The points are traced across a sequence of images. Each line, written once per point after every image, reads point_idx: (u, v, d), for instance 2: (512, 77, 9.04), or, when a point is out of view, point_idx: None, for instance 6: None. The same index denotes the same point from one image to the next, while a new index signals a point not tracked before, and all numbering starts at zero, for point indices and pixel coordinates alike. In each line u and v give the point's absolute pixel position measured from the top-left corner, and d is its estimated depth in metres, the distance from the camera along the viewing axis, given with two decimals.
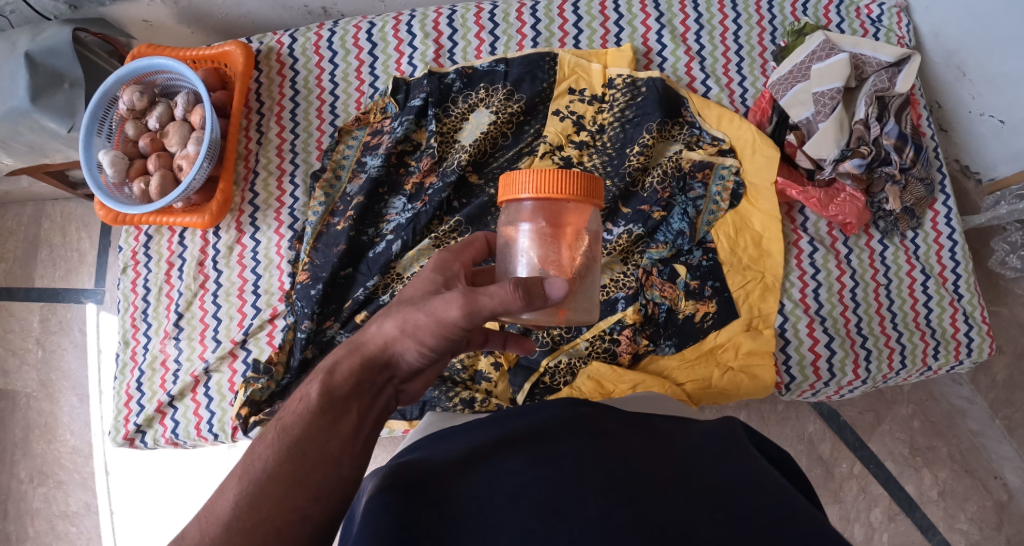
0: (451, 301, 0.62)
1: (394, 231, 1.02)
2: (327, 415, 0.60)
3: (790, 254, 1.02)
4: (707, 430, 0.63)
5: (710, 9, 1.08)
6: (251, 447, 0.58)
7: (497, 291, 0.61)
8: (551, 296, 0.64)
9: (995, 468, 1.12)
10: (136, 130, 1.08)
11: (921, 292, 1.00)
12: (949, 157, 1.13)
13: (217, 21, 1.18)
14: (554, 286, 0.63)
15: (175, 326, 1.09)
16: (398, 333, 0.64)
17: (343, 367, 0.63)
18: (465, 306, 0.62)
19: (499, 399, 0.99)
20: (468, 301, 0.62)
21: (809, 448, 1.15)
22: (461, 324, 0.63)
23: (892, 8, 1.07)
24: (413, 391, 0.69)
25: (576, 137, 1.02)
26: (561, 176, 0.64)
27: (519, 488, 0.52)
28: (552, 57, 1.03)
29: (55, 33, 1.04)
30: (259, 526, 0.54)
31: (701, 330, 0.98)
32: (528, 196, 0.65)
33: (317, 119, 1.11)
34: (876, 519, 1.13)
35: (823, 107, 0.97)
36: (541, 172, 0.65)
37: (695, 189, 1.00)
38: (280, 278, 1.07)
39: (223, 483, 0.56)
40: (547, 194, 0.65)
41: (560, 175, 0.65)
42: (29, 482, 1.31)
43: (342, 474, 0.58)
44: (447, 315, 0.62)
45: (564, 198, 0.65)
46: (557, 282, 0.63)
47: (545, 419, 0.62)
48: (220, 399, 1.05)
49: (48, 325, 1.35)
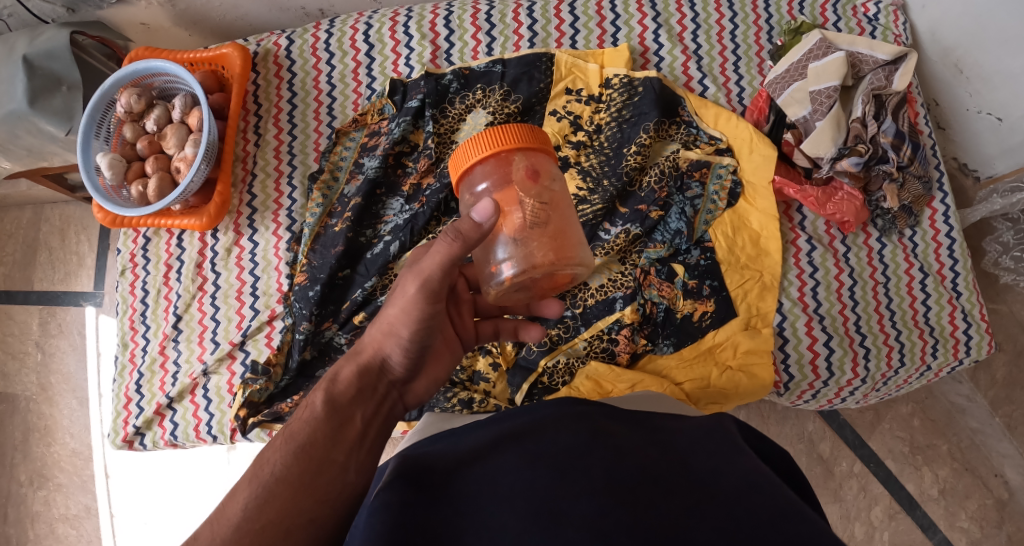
0: (407, 281, 0.66)
1: (391, 232, 1.02)
2: (331, 422, 0.62)
3: (788, 253, 1.01)
4: (699, 424, 0.64)
5: (707, 8, 1.08)
6: (261, 453, 0.61)
7: (435, 249, 0.64)
8: (480, 220, 0.62)
9: (994, 466, 1.12)
10: (134, 132, 1.08)
11: (920, 290, 1.00)
12: (947, 156, 1.12)
13: (215, 23, 1.19)
14: (481, 209, 0.61)
15: (173, 329, 1.09)
16: (382, 336, 0.68)
17: (343, 374, 0.67)
18: (420, 282, 0.65)
19: (498, 399, 0.99)
20: (419, 276, 0.66)
21: (809, 447, 1.16)
22: (422, 297, 0.66)
23: (889, 7, 1.07)
24: (416, 391, 0.72)
25: (574, 137, 1.03)
26: (495, 130, 0.67)
27: (513, 491, 0.52)
28: (548, 57, 1.04)
29: (52, 37, 1.05)
30: (269, 527, 0.56)
31: (700, 329, 0.98)
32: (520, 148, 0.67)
33: (315, 120, 1.11)
34: (877, 518, 1.13)
35: (820, 105, 0.98)
36: (533, 131, 0.68)
37: (693, 188, 1.00)
38: (278, 280, 1.07)
39: (234, 488, 0.58)
40: (535, 144, 0.68)
41: (538, 132, 0.69)
42: (29, 486, 1.31)
43: (348, 479, 0.60)
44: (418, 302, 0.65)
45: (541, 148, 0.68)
46: (482, 205, 0.61)
47: (540, 418, 0.62)
48: (219, 401, 1.05)
49: (47, 329, 1.35)
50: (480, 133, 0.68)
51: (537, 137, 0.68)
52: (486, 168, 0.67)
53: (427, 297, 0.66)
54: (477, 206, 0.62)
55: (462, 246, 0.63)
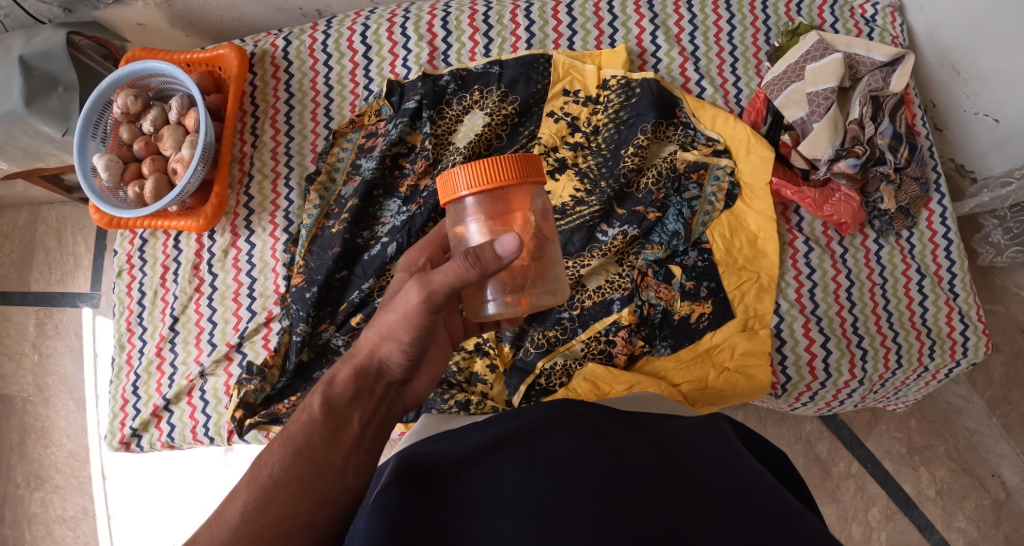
0: (410, 291, 0.64)
1: (388, 234, 1.02)
2: (329, 424, 0.62)
3: (785, 254, 1.01)
4: (693, 424, 0.64)
5: (705, 9, 1.08)
6: (259, 456, 0.61)
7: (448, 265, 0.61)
8: (504, 256, 0.60)
9: (992, 466, 1.12)
10: (131, 133, 1.08)
11: (916, 292, 1.00)
12: (944, 156, 1.12)
13: (212, 24, 1.18)
14: (505, 242, 0.60)
15: (170, 330, 1.09)
16: (378, 340, 0.67)
17: (340, 376, 0.66)
18: (423, 292, 0.63)
19: (495, 401, 0.99)
20: (422, 285, 0.63)
21: (807, 447, 1.16)
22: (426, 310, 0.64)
23: (886, 8, 1.07)
24: (416, 390, 0.71)
25: (571, 138, 1.03)
26: (495, 162, 0.65)
27: (512, 494, 0.52)
28: (546, 58, 1.03)
29: (49, 37, 1.04)
30: (267, 529, 0.56)
31: (697, 330, 0.98)
32: (509, 182, 0.65)
33: (311, 122, 1.11)
34: (874, 519, 1.14)
35: (818, 107, 0.98)
36: (521, 159, 0.66)
37: (690, 190, 1.01)
38: (275, 281, 1.06)
39: (233, 491, 0.58)
40: (526, 175, 0.66)
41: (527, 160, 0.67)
42: (26, 487, 1.30)
43: (346, 481, 0.60)
44: (410, 305, 0.64)
45: (532, 177, 0.67)
46: (508, 238, 0.60)
47: (538, 420, 0.61)
48: (215, 403, 1.05)
49: (43, 329, 1.34)
50: (477, 163, 0.65)
51: (536, 171, 0.67)
52: (478, 198, 0.66)
53: (426, 308, 0.64)
54: (497, 239, 0.60)
55: (476, 274, 0.60)
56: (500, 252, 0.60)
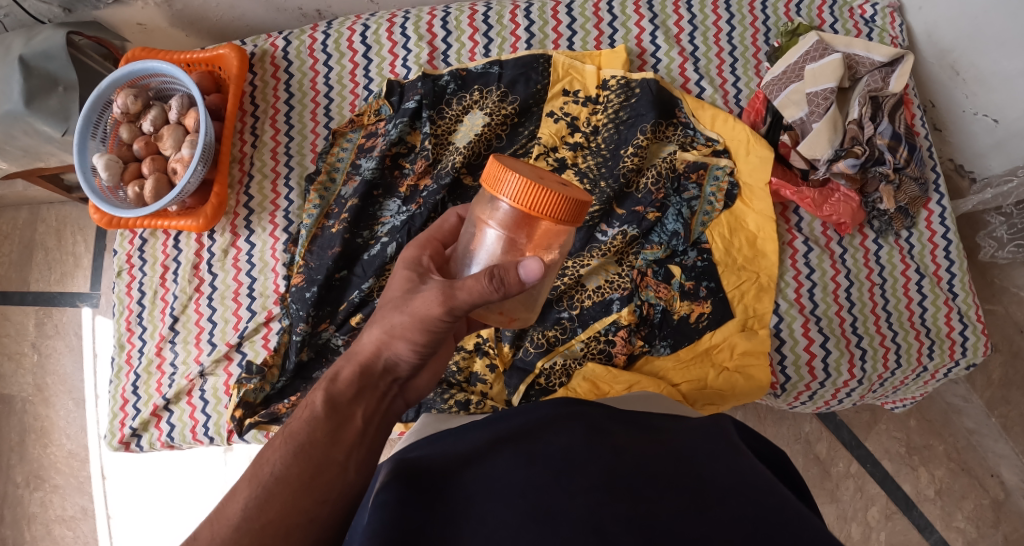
0: (432, 301, 0.63)
1: (388, 234, 1.02)
2: (331, 422, 0.62)
3: (785, 254, 1.01)
4: (693, 424, 0.64)
5: (705, 9, 1.08)
6: (261, 452, 0.61)
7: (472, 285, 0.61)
8: (526, 280, 0.60)
9: (991, 466, 1.13)
10: (131, 133, 1.08)
11: (915, 291, 1.00)
12: (943, 157, 1.12)
13: (212, 24, 1.19)
14: (529, 268, 0.60)
15: (170, 330, 1.09)
16: (379, 340, 0.66)
17: (344, 374, 0.66)
18: (446, 302, 0.62)
19: (495, 401, 0.99)
20: (447, 297, 0.62)
21: (806, 447, 1.16)
22: (445, 317, 0.64)
23: (886, 8, 1.07)
24: (418, 386, 0.71)
25: (570, 138, 1.03)
26: (549, 198, 0.61)
27: (510, 490, 0.52)
28: (546, 59, 1.04)
29: (49, 37, 1.04)
30: (269, 527, 0.56)
31: (697, 330, 0.98)
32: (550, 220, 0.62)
33: (312, 122, 1.11)
34: (874, 518, 1.14)
35: (818, 107, 0.99)
36: (575, 202, 0.62)
37: (690, 189, 1.01)
38: (275, 281, 1.06)
39: (233, 487, 0.58)
40: (570, 219, 0.63)
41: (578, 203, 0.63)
42: (26, 487, 1.30)
43: (348, 478, 0.60)
44: (430, 314, 0.63)
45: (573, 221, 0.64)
46: (533, 263, 0.60)
47: (537, 419, 0.62)
48: (215, 403, 1.05)
49: (42, 329, 1.34)
50: (534, 186, 0.61)
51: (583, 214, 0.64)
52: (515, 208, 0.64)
53: (426, 309, 0.64)
54: (521, 262, 0.60)
55: (497, 296, 0.60)
56: (523, 276, 0.60)
